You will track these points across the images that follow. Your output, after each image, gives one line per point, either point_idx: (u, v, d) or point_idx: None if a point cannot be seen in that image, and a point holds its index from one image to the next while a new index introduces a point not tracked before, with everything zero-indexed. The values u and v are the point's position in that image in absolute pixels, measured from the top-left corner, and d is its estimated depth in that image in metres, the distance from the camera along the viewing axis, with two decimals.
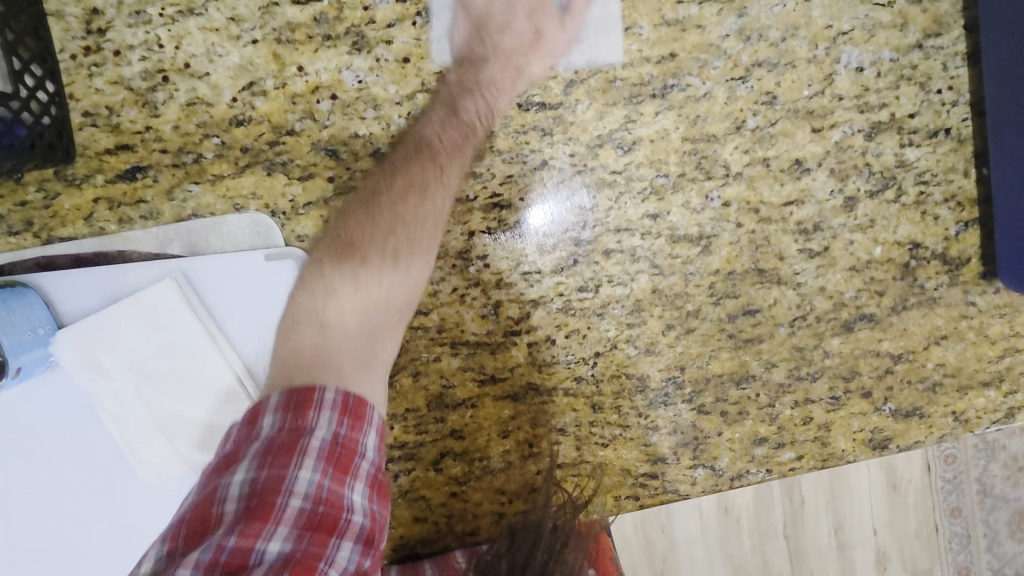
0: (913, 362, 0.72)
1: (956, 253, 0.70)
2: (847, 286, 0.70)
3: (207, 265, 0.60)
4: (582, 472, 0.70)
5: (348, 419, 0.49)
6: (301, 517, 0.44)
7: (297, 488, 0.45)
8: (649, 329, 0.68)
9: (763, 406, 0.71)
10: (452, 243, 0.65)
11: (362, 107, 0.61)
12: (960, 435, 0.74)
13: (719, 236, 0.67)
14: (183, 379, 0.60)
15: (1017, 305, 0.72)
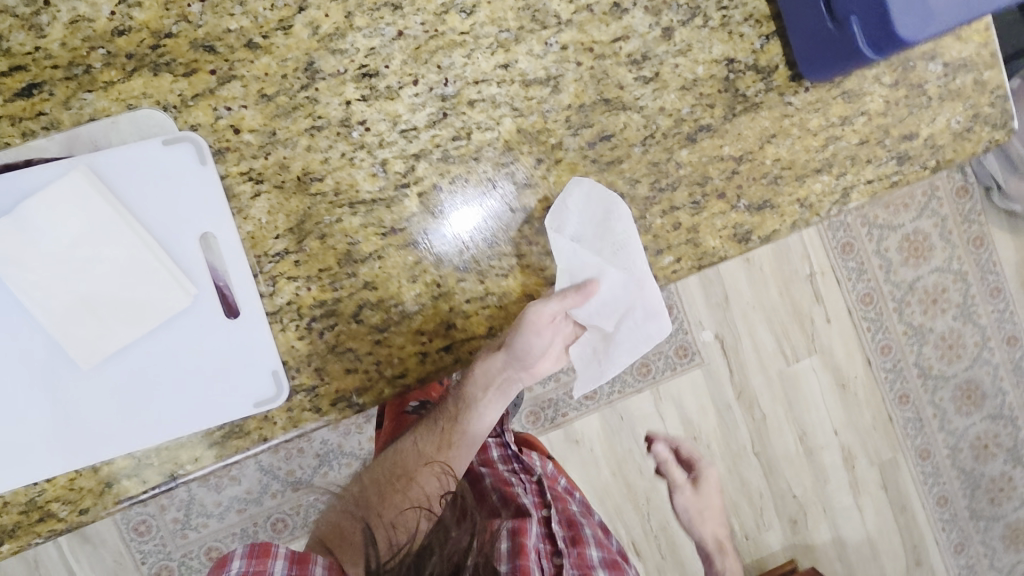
0: (753, 161, 0.84)
1: (765, 63, 0.83)
2: (682, 104, 0.81)
3: (110, 156, 0.67)
4: (489, 304, 0.79)
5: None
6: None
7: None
8: (522, 166, 0.78)
9: (635, 219, 0.82)
10: (333, 113, 0.73)
11: (229, 4, 0.70)
12: (809, 218, 0.86)
13: (564, 75, 0.78)
14: (106, 264, 0.67)
15: (827, 99, 0.85)
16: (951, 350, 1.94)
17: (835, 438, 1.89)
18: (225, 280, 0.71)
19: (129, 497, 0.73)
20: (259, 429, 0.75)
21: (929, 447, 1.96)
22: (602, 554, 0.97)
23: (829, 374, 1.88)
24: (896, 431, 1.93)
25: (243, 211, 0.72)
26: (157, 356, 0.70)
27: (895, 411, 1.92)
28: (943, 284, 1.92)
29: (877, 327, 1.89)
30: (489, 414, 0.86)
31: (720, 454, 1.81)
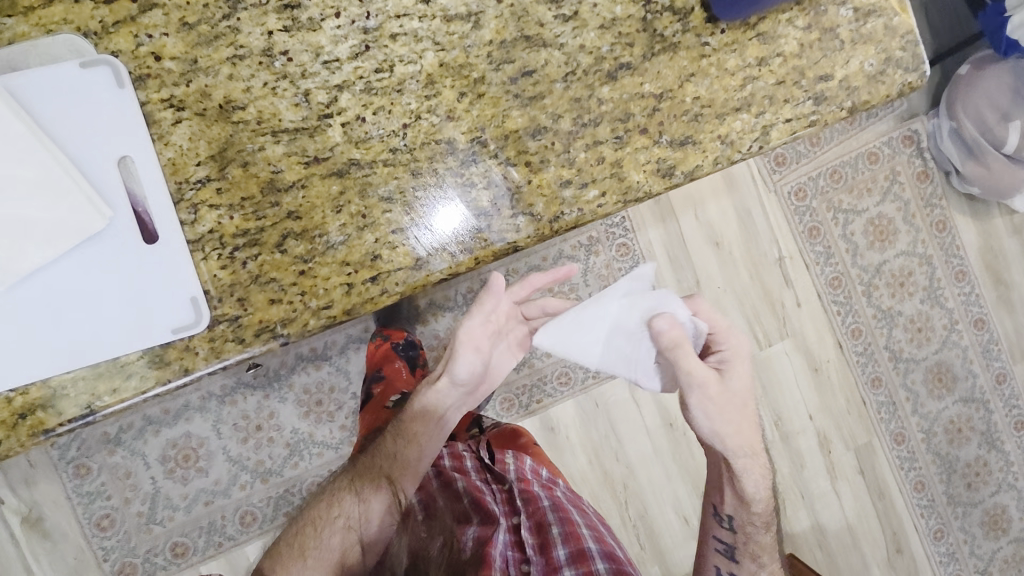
0: (673, 99, 0.87)
1: (682, 5, 0.87)
2: (602, 42, 0.84)
3: (26, 78, 0.68)
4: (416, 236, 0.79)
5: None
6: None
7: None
8: (445, 99, 0.80)
9: (559, 153, 0.83)
10: (254, 43, 0.75)
11: None
12: (730, 155, 0.88)
13: (485, 12, 0.81)
14: (19, 184, 0.67)
15: (743, 41, 0.89)
16: (916, 333, 1.98)
17: (812, 425, 1.94)
18: (145, 204, 0.71)
19: (46, 431, 0.70)
20: (180, 360, 0.73)
21: (904, 432, 1.99)
22: (569, 551, 0.94)
23: (803, 360, 1.93)
24: (872, 416, 1.97)
25: (164, 138, 0.73)
26: (72, 279, 0.69)
27: (868, 396, 1.97)
28: (908, 269, 1.96)
29: (847, 312, 1.94)
30: (426, 435, 1.03)
31: (698, 442, 1.83)
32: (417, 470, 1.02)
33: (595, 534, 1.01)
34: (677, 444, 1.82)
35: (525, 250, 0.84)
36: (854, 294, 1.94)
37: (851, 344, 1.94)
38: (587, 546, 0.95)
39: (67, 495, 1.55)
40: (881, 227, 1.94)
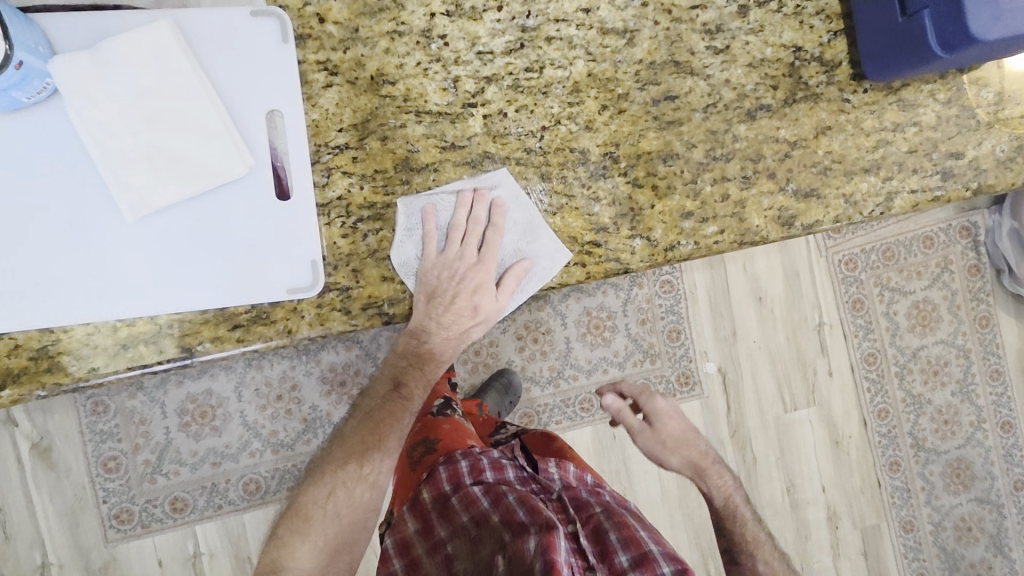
0: (806, 148, 0.86)
1: (831, 57, 0.86)
2: (747, 80, 0.84)
3: (197, 16, 0.68)
4: (534, 238, 0.78)
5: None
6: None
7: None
8: (586, 108, 0.79)
9: (687, 182, 0.82)
10: (416, 22, 0.75)
11: None
12: (852, 215, 0.87)
13: (640, 31, 0.81)
14: (174, 118, 0.67)
15: (882, 103, 0.88)
16: (943, 424, 1.95)
17: (822, 497, 1.90)
18: (283, 162, 0.72)
19: (142, 365, 0.68)
20: (285, 320, 0.72)
21: (914, 520, 1.95)
22: (632, 556, 0.92)
23: (824, 430, 1.90)
24: (883, 499, 1.93)
25: (312, 98, 0.73)
26: (202, 220, 0.69)
27: (884, 478, 1.93)
28: (943, 357, 1.93)
29: (877, 390, 1.91)
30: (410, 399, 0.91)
31: (708, 493, 1.80)
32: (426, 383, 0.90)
33: (652, 535, 0.98)
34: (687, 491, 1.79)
35: (635, 272, 0.82)
36: (885, 373, 1.91)
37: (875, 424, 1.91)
38: (648, 549, 0.94)
39: (79, 430, 1.51)
40: (927, 312, 1.91)
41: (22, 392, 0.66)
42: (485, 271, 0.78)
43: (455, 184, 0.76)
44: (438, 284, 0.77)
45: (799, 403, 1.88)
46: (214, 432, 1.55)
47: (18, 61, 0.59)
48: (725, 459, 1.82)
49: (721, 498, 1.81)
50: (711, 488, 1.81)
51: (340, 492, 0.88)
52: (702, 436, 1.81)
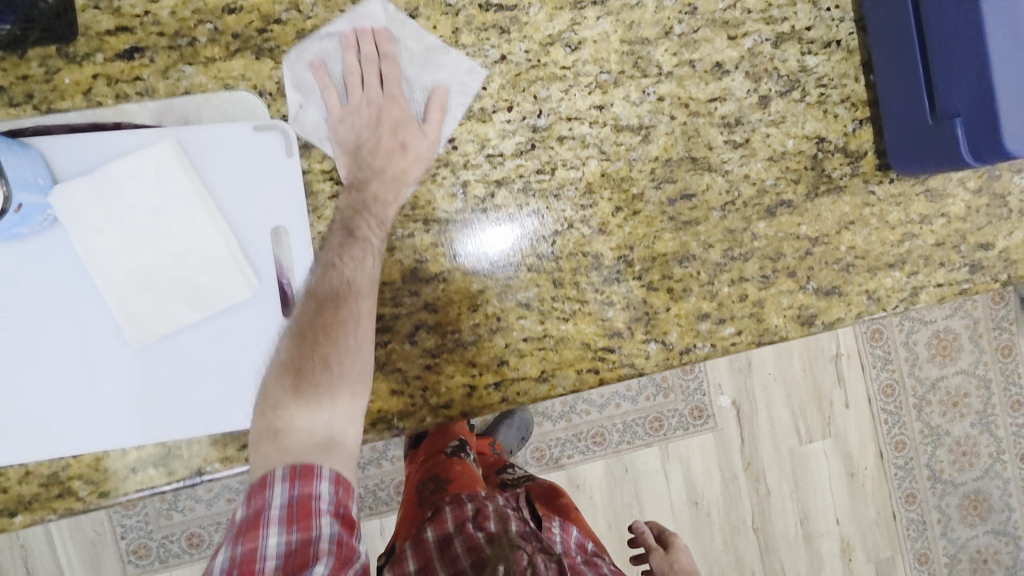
0: (828, 245, 0.83)
1: (855, 148, 0.82)
2: (767, 175, 0.80)
3: (198, 133, 0.66)
4: (545, 346, 0.77)
5: (298, 479, 0.56)
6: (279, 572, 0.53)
7: (269, 551, 0.54)
8: (600, 210, 0.77)
9: (703, 283, 0.80)
10: (423, 126, 0.72)
11: (342, 2, 0.70)
12: (874, 311, 0.84)
13: (656, 126, 0.77)
14: (176, 241, 0.65)
15: (909, 194, 0.84)
16: (964, 457, 1.65)
17: (836, 530, 1.62)
18: (290, 277, 0.69)
19: (152, 487, 0.68)
20: None
21: (929, 552, 1.66)
22: None
23: (842, 463, 1.61)
24: (899, 531, 1.64)
25: (318, 211, 0.71)
26: (207, 342, 0.67)
27: (901, 510, 1.64)
28: (962, 386, 1.62)
29: (893, 420, 1.61)
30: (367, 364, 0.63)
31: (720, 525, 1.56)
32: (361, 267, 0.66)
33: None
34: (701, 529, 1.55)
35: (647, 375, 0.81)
36: (905, 403, 1.59)
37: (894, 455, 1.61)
38: None
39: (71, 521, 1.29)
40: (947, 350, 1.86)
41: (34, 518, 0.66)
42: (393, 105, 0.72)
43: (338, 24, 0.70)
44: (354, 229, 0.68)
45: (814, 432, 1.59)
46: (197, 498, 1.29)
47: (17, 203, 0.58)
48: (739, 495, 1.56)
49: (733, 531, 1.57)
50: (723, 521, 1.57)
51: (331, 356, 0.62)
52: (714, 468, 1.55)
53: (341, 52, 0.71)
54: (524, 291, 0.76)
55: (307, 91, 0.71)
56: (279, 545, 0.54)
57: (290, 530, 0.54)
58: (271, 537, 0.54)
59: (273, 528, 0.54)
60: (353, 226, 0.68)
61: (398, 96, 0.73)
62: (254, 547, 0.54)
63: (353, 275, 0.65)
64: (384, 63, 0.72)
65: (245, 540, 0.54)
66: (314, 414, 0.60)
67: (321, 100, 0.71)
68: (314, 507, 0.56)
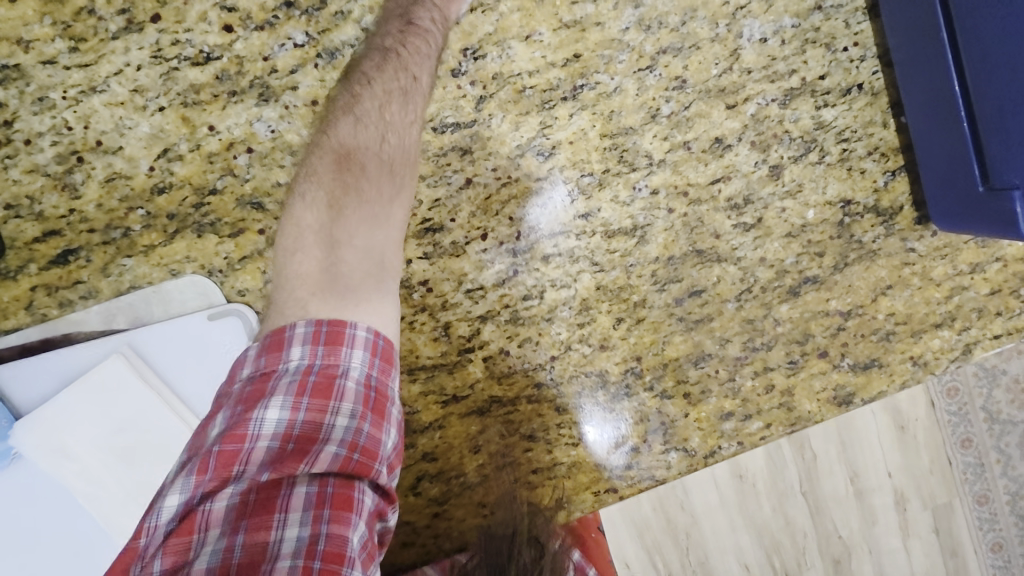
0: (863, 315, 0.73)
1: (888, 203, 0.71)
2: (786, 253, 0.71)
3: (153, 333, 0.62)
4: (558, 474, 0.71)
5: (322, 347, 0.49)
6: (269, 455, 0.45)
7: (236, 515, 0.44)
8: (599, 325, 0.69)
9: (724, 381, 0.72)
10: None
11: (280, 155, 0.62)
12: (922, 378, 0.75)
13: (653, 224, 0.68)
14: (152, 451, 0.62)
15: (956, 244, 0.73)
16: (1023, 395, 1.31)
17: (890, 483, 1.17)
18: None
19: None
20: None
21: (988, 493, 1.28)
22: None
23: (887, 415, 1.17)
24: (957, 476, 1.25)
25: None
26: None
27: (952, 454, 1.25)
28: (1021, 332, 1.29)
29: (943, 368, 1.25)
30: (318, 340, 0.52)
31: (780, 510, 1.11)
32: (376, 200, 0.58)
33: None
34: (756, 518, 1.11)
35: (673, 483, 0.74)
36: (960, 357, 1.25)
37: (944, 404, 1.22)
38: None
39: None
40: None
41: None
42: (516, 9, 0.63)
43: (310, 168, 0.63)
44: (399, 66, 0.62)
45: None
46: None
47: None
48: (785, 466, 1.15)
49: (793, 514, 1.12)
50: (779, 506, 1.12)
51: (345, 266, 0.55)
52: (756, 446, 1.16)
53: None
54: (528, 427, 0.70)
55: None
56: (183, 501, 0.44)
57: (284, 474, 0.44)
58: (256, 452, 0.45)
59: (280, 400, 0.47)
60: (342, 184, 0.58)
61: (540, 6, 0.63)
62: (329, 406, 0.47)
63: (331, 259, 0.55)
64: (531, 29, 0.62)
65: (243, 408, 0.47)
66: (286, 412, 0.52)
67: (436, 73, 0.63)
68: (336, 373, 0.48)
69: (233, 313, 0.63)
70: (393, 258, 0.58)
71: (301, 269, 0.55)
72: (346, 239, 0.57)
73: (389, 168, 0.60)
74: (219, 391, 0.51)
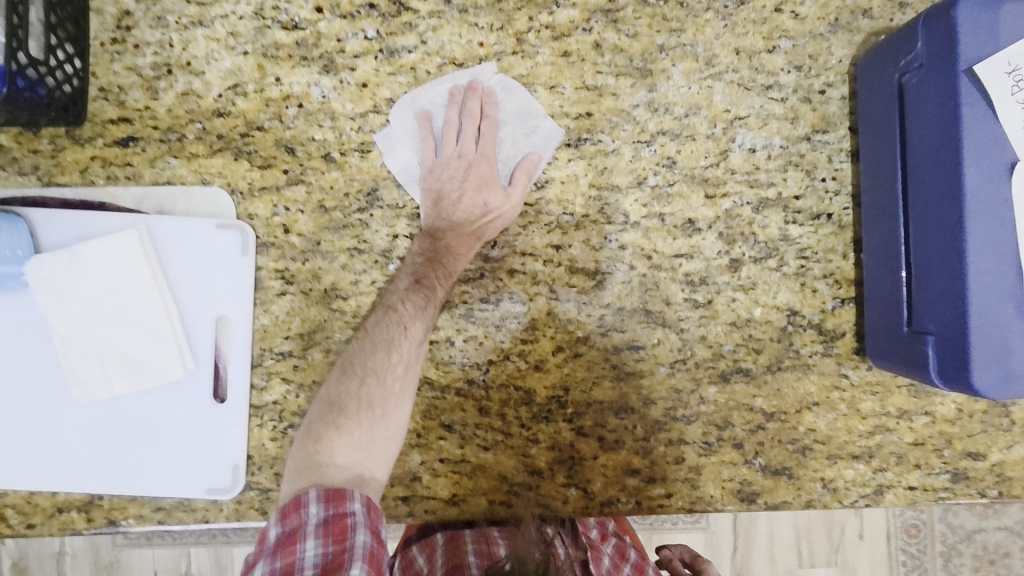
0: (785, 423, 0.77)
1: (832, 326, 0.76)
2: (726, 339, 0.76)
3: (167, 223, 0.72)
4: (461, 471, 0.76)
5: (331, 502, 0.59)
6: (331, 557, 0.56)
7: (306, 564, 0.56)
8: (540, 347, 0.76)
9: (638, 438, 0.77)
10: (378, 241, 0.75)
11: (322, 116, 0.74)
12: (828, 503, 0.77)
13: (613, 274, 0.76)
14: (126, 318, 0.71)
15: (889, 385, 0.77)
16: None
17: None
18: (225, 362, 0.73)
19: (72, 528, 0.73)
20: (204, 510, 0.74)
21: None
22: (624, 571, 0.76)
23: None
24: None
25: (265, 304, 0.74)
26: (139, 412, 0.72)
27: None
28: (1006, 549, 1.20)
29: (914, 567, 1.21)
30: (400, 342, 0.68)
31: None
32: (420, 317, 0.70)
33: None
34: None
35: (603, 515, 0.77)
36: (933, 552, 1.20)
37: None
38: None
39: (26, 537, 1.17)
40: None
41: None
42: (484, 162, 0.73)
43: (343, 132, 0.74)
44: (443, 186, 0.73)
45: (819, 554, 1.21)
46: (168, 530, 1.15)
47: None
48: None
49: None
50: None
51: (371, 383, 0.67)
52: None
53: (446, 110, 0.74)
54: (448, 418, 0.76)
55: (390, 150, 0.74)
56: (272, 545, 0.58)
57: (327, 540, 0.57)
58: (308, 548, 0.57)
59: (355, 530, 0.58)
60: (420, 274, 0.72)
61: (493, 156, 0.73)
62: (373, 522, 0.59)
63: (398, 348, 0.68)
64: (475, 163, 0.72)
65: (323, 525, 0.58)
66: (350, 435, 0.64)
67: (418, 144, 0.74)
68: (347, 522, 0.58)
69: (236, 230, 0.72)
70: (416, 370, 0.68)
71: (343, 391, 0.66)
72: (375, 373, 0.67)
73: (460, 229, 0.72)
74: (249, 552, 0.60)
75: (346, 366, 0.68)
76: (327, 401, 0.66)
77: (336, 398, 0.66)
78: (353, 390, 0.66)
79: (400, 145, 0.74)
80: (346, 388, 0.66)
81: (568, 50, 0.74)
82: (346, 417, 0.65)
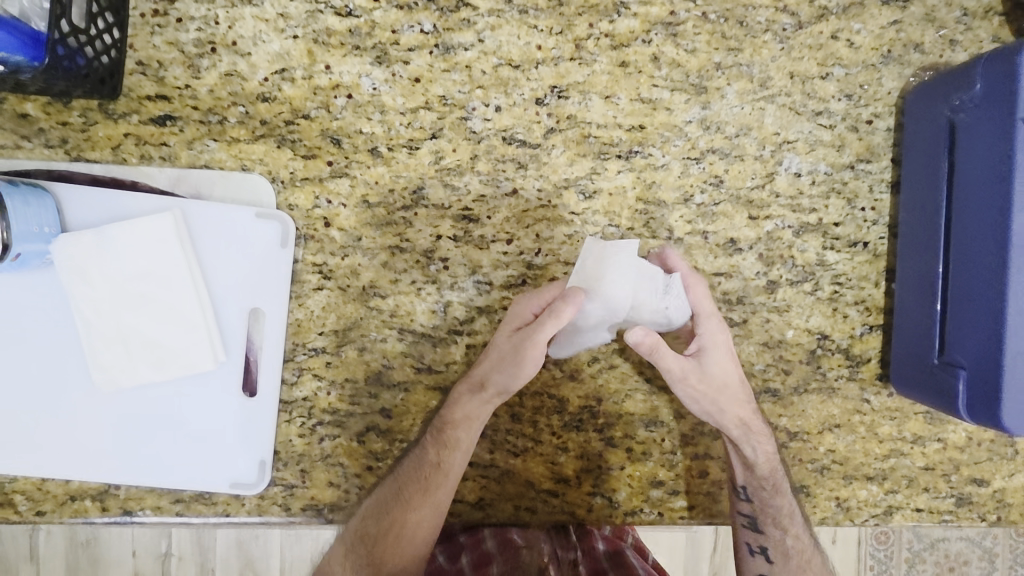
0: (806, 442, 0.79)
1: (858, 351, 0.78)
2: (758, 359, 0.78)
3: (205, 209, 0.69)
4: (489, 475, 0.76)
5: None
6: None
7: None
8: (577, 356, 0.76)
9: (665, 451, 0.78)
10: (420, 241, 0.73)
11: (371, 109, 0.72)
12: (840, 521, 0.80)
13: None
14: (157, 306, 0.68)
15: (906, 411, 0.80)
16: None
17: None
18: (256, 356, 0.72)
19: (84, 517, 0.71)
20: (226, 504, 0.73)
21: None
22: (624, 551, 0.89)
23: None
24: None
25: (300, 299, 0.72)
26: (165, 402, 0.70)
27: None
28: None
29: None
30: (448, 487, 0.70)
31: None
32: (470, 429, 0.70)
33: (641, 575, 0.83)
34: None
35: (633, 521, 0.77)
36: None
37: None
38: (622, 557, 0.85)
39: None
40: None
41: None
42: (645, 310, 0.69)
43: (394, 127, 0.72)
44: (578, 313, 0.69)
45: None
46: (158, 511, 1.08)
47: (15, 253, 0.62)
48: None
49: None
50: None
51: (434, 482, 0.70)
52: None
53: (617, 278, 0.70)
54: (480, 423, 0.76)
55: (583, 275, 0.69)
56: None
57: None
58: None
59: None
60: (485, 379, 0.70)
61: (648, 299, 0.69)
62: None
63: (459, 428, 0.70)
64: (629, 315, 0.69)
65: None
66: (404, 536, 0.71)
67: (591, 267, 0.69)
68: None
69: (275, 221, 0.70)
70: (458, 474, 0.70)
71: (416, 482, 0.71)
72: (438, 480, 0.70)
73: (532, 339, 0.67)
74: None
75: (414, 468, 0.71)
76: (401, 481, 0.71)
77: (414, 475, 0.71)
78: (427, 481, 0.71)
79: (581, 263, 0.69)
80: (414, 479, 0.71)
81: (626, 60, 0.74)
82: (413, 508, 0.70)
